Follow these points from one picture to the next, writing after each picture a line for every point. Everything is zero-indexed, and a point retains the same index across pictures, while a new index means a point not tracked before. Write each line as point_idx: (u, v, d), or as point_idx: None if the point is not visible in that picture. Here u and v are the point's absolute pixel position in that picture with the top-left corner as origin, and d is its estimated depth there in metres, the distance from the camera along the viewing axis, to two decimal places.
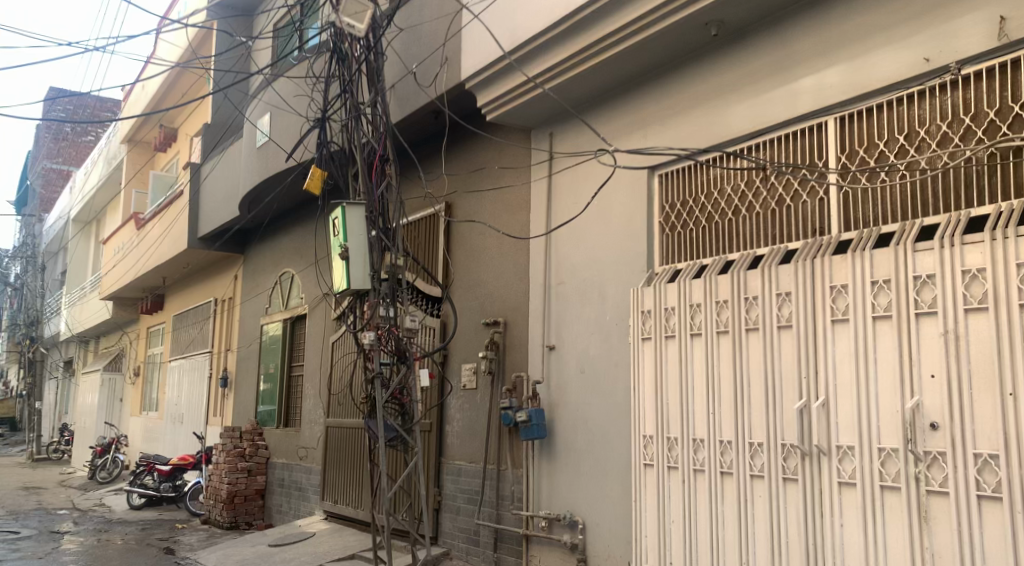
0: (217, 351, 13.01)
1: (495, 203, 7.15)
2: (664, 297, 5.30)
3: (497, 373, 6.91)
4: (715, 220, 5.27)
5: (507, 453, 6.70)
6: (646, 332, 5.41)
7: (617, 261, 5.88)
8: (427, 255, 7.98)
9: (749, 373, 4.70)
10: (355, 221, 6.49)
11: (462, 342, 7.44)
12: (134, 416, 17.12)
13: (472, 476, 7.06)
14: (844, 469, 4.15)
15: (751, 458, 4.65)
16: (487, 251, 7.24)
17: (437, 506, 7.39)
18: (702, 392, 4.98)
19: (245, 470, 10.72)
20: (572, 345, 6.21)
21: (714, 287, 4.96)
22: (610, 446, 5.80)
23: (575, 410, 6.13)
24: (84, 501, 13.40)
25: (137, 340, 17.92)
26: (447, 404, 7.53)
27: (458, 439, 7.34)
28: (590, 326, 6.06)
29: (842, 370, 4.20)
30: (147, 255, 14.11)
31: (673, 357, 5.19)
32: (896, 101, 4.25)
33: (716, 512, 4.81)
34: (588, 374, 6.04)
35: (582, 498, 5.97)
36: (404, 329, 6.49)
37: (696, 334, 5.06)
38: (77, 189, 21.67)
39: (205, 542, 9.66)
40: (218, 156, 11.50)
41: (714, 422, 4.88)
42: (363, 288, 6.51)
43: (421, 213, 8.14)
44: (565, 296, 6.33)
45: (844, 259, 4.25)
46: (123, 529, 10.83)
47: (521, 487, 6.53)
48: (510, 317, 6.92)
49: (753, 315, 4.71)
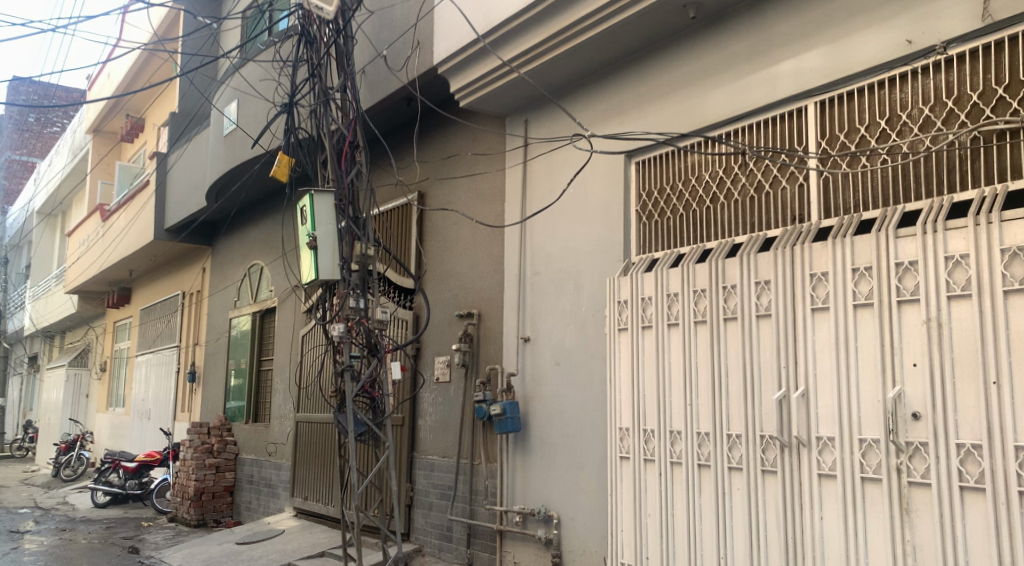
0: (185, 345, 12.70)
1: (469, 192, 6.98)
2: (641, 287, 5.18)
3: (471, 366, 6.76)
4: (693, 208, 5.16)
5: (481, 448, 6.55)
6: (622, 322, 5.28)
7: (593, 251, 5.75)
8: (400, 245, 7.79)
9: (727, 363, 4.60)
10: (323, 211, 6.33)
11: (436, 334, 7.27)
12: (101, 413, 16.71)
13: (445, 471, 6.91)
14: (824, 461, 4.06)
15: (730, 450, 4.54)
16: (461, 241, 7.08)
17: (409, 502, 7.22)
18: (679, 383, 4.87)
19: (213, 467, 10.45)
20: (547, 336, 6.08)
21: (692, 276, 4.85)
22: (585, 439, 5.68)
23: (550, 403, 5.99)
24: (46, 499, 13.03)
25: (103, 335, 17.48)
26: (420, 398, 7.36)
27: (431, 433, 7.17)
28: (566, 317, 5.93)
29: (823, 360, 4.11)
30: (113, 247, 13.72)
31: (650, 348, 5.07)
32: (877, 85, 4.16)
33: (694, 506, 4.71)
34: (563, 366, 5.91)
35: (558, 492, 5.84)
36: (376, 321, 6.29)
37: (673, 324, 4.95)
38: (41, 180, 21.10)
39: (171, 541, 9.41)
40: (185, 145, 11.19)
41: (692, 414, 4.77)
42: (331, 279, 6.36)
43: (392, 203, 7.95)
44: (540, 286, 6.19)
45: (824, 246, 4.15)
46: (86, 528, 10.52)
47: (495, 482, 6.39)
48: (484, 309, 6.76)
49: (731, 304, 4.60)
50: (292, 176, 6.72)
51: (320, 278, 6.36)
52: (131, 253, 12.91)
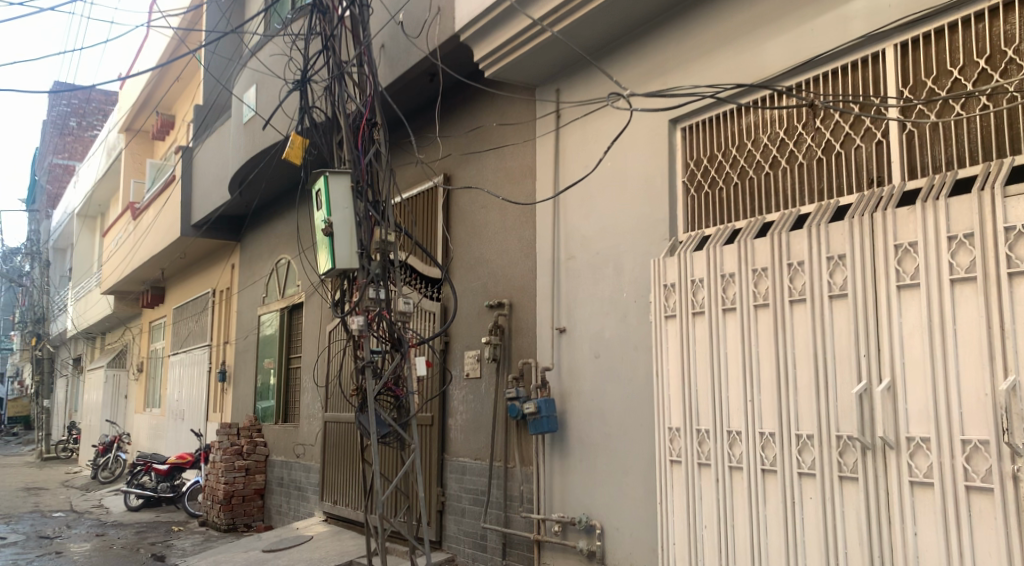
0: (216, 344, 12.42)
1: (498, 172, 6.44)
2: (691, 269, 4.58)
3: (503, 360, 6.22)
4: (748, 176, 4.55)
5: (515, 449, 6.01)
6: (671, 309, 4.69)
7: (635, 229, 5.17)
8: (426, 233, 7.29)
9: (794, 352, 3.98)
10: (338, 194, 5.81)
11: (465, 327, 6.75)
12: (139, 413, 16.64)
13: (477, 474, 6.39)
14: (917, 467, 3.42)
15: (800, 453, 3.92)
16: (491, 225, 6.55)
17: (440, 508, 6.72)
18: (737, 376, 4.26)
19: (242, 469, 10.12)
20: (586, 326, 5.52)
21: (750, 254, 4.24)
22: (630, 441, 5.10)
23: (591, 400, 5.43)
24: (83, 502, 12.91)
25: (140, 335, 17.40)
26: (450, 396, 6.86)
27: (463, 434, 6.66)
28: (606, 305, 5.36)
29: (912, 346, 3.47)
30: (143, 246, 13.52)
31: (703, 337, 4.47)
32: (975, 18, 3.49)
33: (759, 519, 4.09)
34: (604, 359, 5.34)
35: (600, 498, 5.27)
36: (398, 313, 5.80)
37: (729, 309, 4.34)
38: (80, 182, 21.24)
39: (200, 547, 9.08)
40: (209, 136, 10.86)
41: (752, 412, 4.16)
42: (349, 267, 5.78)
43: (418, 188, 7.46)
44: (577, 271, 5.63)
45: (911, 213, 3.51)
46: (117, 533, 10.28)
47: (531, 487, 5.83)
48: (516, 298, 6.23)
49: (798, 284, 3.98)
50: (306, 158, 6.23)
51: (336, 270, 5.84)
52: (160, 251, 12.68)
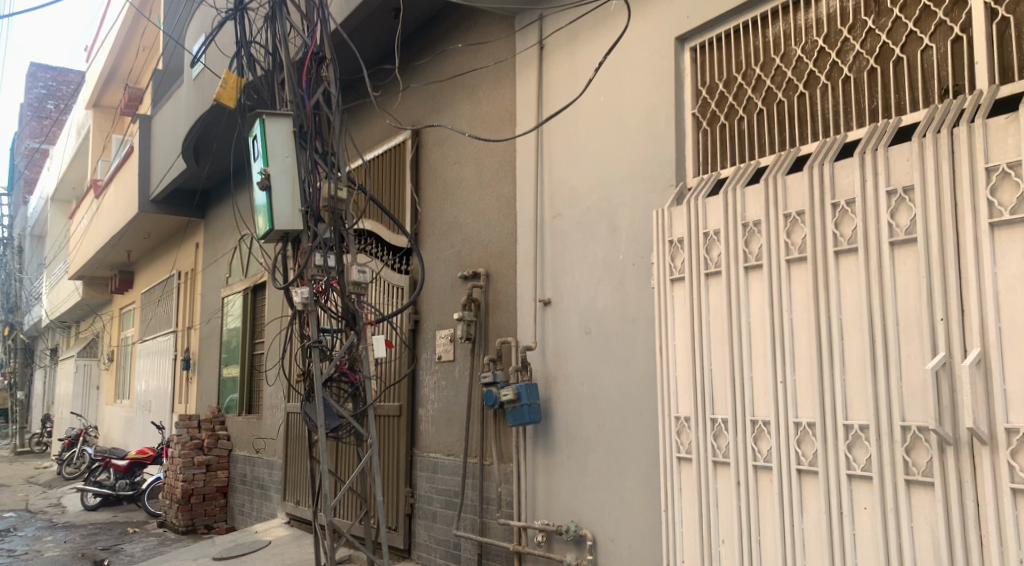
0: (180, 329, 11.48)
1: (473, 119, 5.54)
2: (703, 219, 3.66)
3: (478, 339, 5.30)
4: (776, 99, 3.64)
5: (492, 444, 5.10)
6: (678, 270, 3.77)
7: (633, 178, 4.25)
8: (393, 195, 6.36)
9: (842, 319, 3.07)
10: (278, 140, 4.81)
11: (437, 302, 5.83)
12: (109, 405, 15.70)
13: (450, 473, 5.50)
14: (1021, 468, 2.51)
15: (850, 449, 3.01)
16: (465, 183, 5.63)
17: (409, 511, 5.83)
18: (763, 352, 3.36)
19: (203, 465, 9.23)
20: (574, 296, 4.60)
21: (781, 194, 3.32)
22: (628, 434, 4.19)
23: (580, 385, 4.51)
24: (39, 501, 11.96)
25: (111, 322, 16.46)
26: (420, 382, 5.95)
27: (434, 426, 5.76)
28: (598, 270, 4.44)
29: (1011, 305, 2.58)
30: (104, 225, 12.57)
31: (719, 304, 3.56)
32: None
33: (794, 535, 3.18)
34: (597, 335, 4.42)
35: (591, 503, 4.37)
36: (351, 283, 4.83)
37: (753, 267, 3.42)
38: (53, 163, 20.24)
39: (151, 551, 8.17)
40: (165, 101, 9.88)
41: (783, 397, 3.25)
42: (292, 229, 4.82)
43: (383, 145, 6.53)
44: (564, 230, 4.71)
45: (1010, 122, 2.61)
46: (67, 534, 9.38)
47: (511, 489, 4.92)
48: (493, 266, 5.30)
49: (847, 229, 3.06)
50: (241, 102, 5.29)
51: (274, 233, 4.85)
52: (121, 229, 11.73)
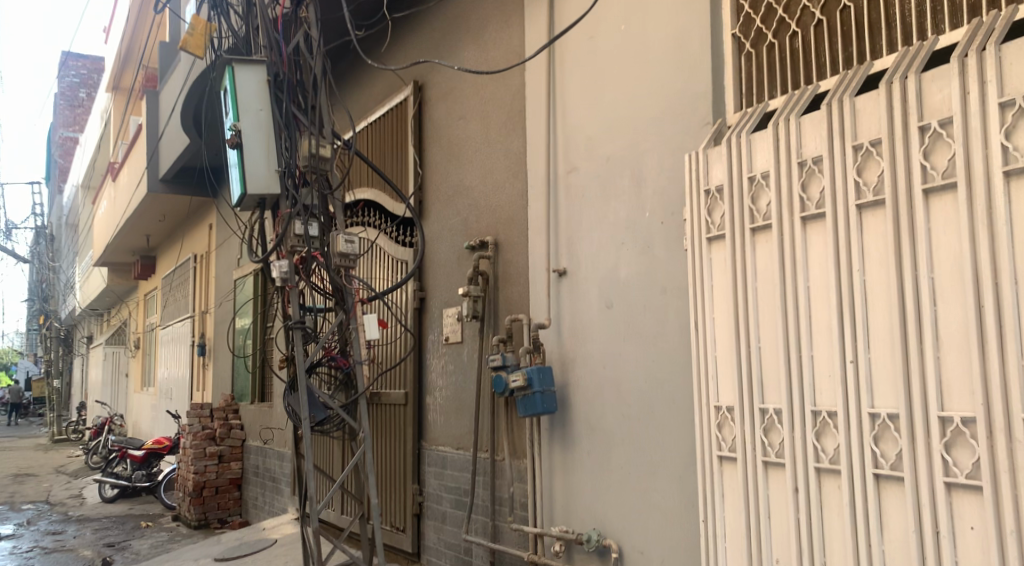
0: (196, 315, 11.07)
1: (479, 68, 4.88)
2: (749, 162, 2.97)
3: (486, 319, 4.66)
4: (839, 6, 2.92)
5: (504, 437, 4.46)
6: (717, 226, 3.09)
7: (661, 120, 3.55)
8: (396, 160, 5.73)
9: (938, 278, 2.36)
10: (250, 89, 4.20)
11: (444, 276, 5.19)
12: (137, 394, 15.47)
13: (460, 468, 4.89)
14: None
15: (949, 448, 2.31)
16: (470, 141, 4.97)
17: (417, 511, 5.24)
18: (827, 324, 2.67)
19: (215, 457, 8.79)
20: (593, 264, 3.92)
21: (849, 123, 2.61)
22: (657, 427, 3.51)
23: (601, 369, 3.84)
24: (61, 492, 11.70)
25: (136, 310, 16.22)
26: (427, 366, 5.34)
27: (442, 416, 5.14)
28: (620, 232, 3.75)
29: None
30: (120, 208, 12.20)
31: (768, 266, 2.87)
32: None
33: (872, 559, 2.48)
34: (619, 310, 3.74)
35: (615, 508, 3.71)
36: (336, 254, 4.17)
37: (814, 217, 2.72)
38: (82, 150, 20.10)
39: (160, 547, 7.73)
40: (170, 73, 9.38)
41: (855, 381, 2.55)
42: (267, 191, 4.15)
43: (384, 105, 5.89)
44: (580, 187, 4.01)
45: None
46: (80, 527, 9.02)
47: (525, 489, 4.27)
48: (502, 233, 4.63)
49: (941, 160, 2.36)
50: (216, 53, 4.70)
51: (249, 197, 4.19)
52: (135, 211, 11.32)
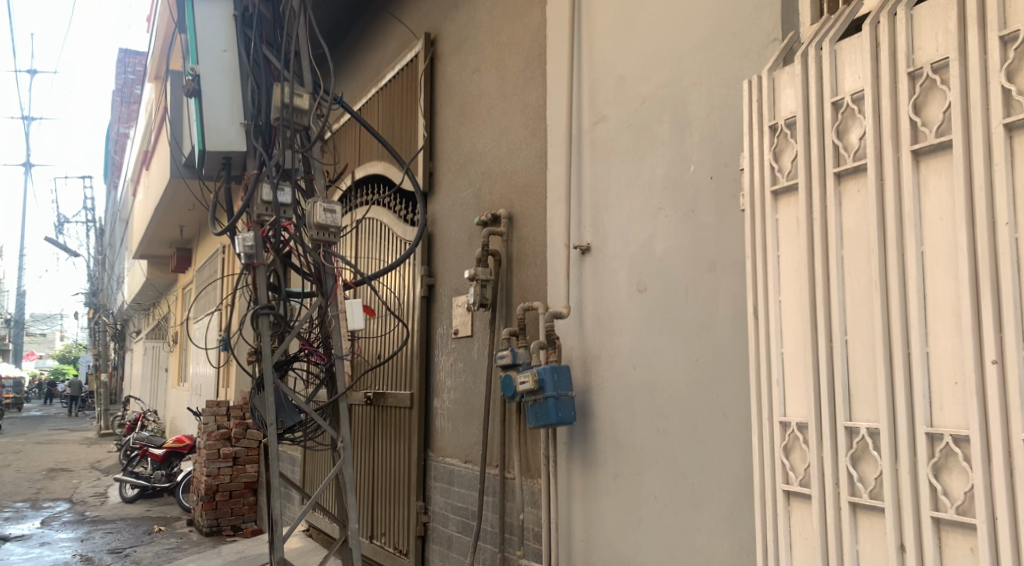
0: (223, 307, 10.63)
1: (497, 10, 4.13)
2: (833, 81, 2.13)
3: (499, 308, 3.87)
4: None
5: (515, 451, 3.68)
6: (787, 174, 2.25)
7: (712, 45, 2.72)
8: (406, 127, 5.00)
9: None
10: (210, 29, 3.57)
11: (454, 260, 4.45)
12: (174, 389, 15.20)
13: (468, 485, 4.13)
14: None
15: None
16: (484, 98, 4.21)
17: (422, 533, 4.50)
18: (953, 306, 1.81)
19: (229, 459, 8.26)
20: (622, 236, 3.11)
21: (993, 4, 1.75)
22: (701, 447, 2.68)
23: (631, 370, 3.02)
24: (86, 489, 11.36)
25: (175, 304, 16.00)
26: (435, 365, 4.59)
27: (450, 423, 4.38)
28: (658, 194, 2.93)
29: None
30: (151, 198, 11.86)
31: (861, 226, 2.03)
32: None
33: None
34: (655, 294, 2.92)
35: (646, 550, 2.88)
36: (312, 227, 3.48)
37: (934, 149, 1.87)
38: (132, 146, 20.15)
39: (164, 555, 7.16)
40: None
41: (1002, 391, 1.69)
42: (234, 149, 3.52)
43: (395, 67, 5.20)
44: (609, 141, 3.21)
45: None
46: (91, 528, 8.57)
47: (538, 516, 3.48)
48: (518, 204, 3.85)
49: None
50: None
51: (210, 157, 3.57)
52: (164, 198, 10.94)
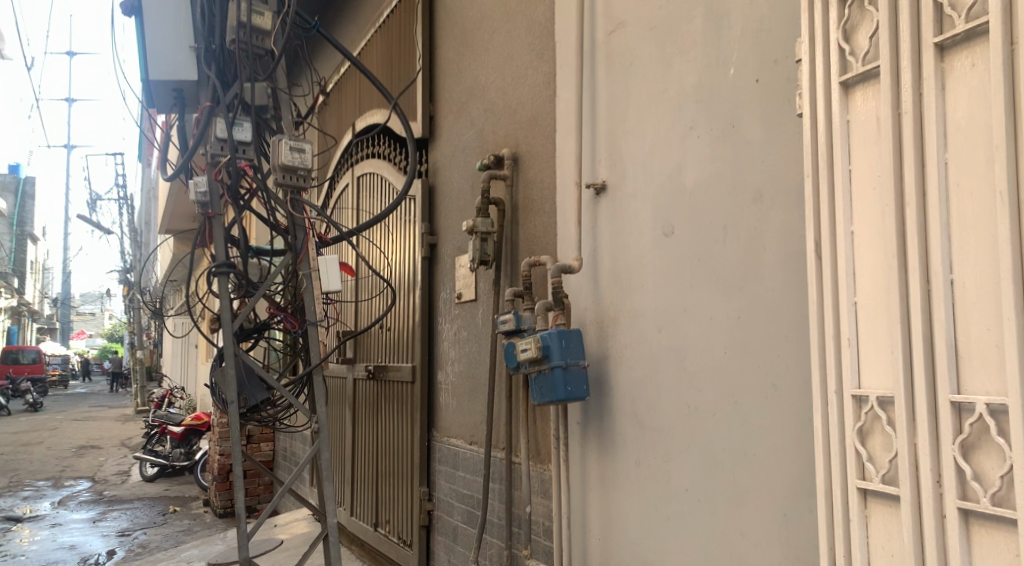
0: None
1: None
2: None
3: (505, 267, 3.30)
4: None
5: (522, 431, 3.13)
6: (863, 54, 1.63)
7: None
8: (404, 66, 4.43)
9: None
10: None
11: (456, 214, 3.89)
12: (202, 366, 15.03)
13: (473, 469, 3.61)
14: None
15: None
16: (485, 22, 3.62)
17: (427, 522, 4.00)
18: None
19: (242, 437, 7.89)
20: (643, 168, 2.51)
21: None
22: (746, 429, 2.09)
23: (655, 333, 2.44)
24: (111, 467, 11.21)
25: None
26: (437, 333, 4.05)
27: (455, 399, 3.85)
28: (687, 110, 2.32)
29: None
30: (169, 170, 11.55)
31: (978, 115, 1.40)
32: None
33: None
34: (684, 237, 2.32)
35: (677, 555, 2.31)
36: (277, 169, 2.96)
37: None
38: None
39: (172, 538, 6.83)
40: None
41: None
42: (186, 79, 3.13)
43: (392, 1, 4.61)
44: (627, 52, 2.60)
45: None
46: (106, 509, 8.32)
47: (548, 507, 2.93)
48: (523, 142, 3.26)
49: None
50: None
51: (158, 87, 3.18)
52: None
